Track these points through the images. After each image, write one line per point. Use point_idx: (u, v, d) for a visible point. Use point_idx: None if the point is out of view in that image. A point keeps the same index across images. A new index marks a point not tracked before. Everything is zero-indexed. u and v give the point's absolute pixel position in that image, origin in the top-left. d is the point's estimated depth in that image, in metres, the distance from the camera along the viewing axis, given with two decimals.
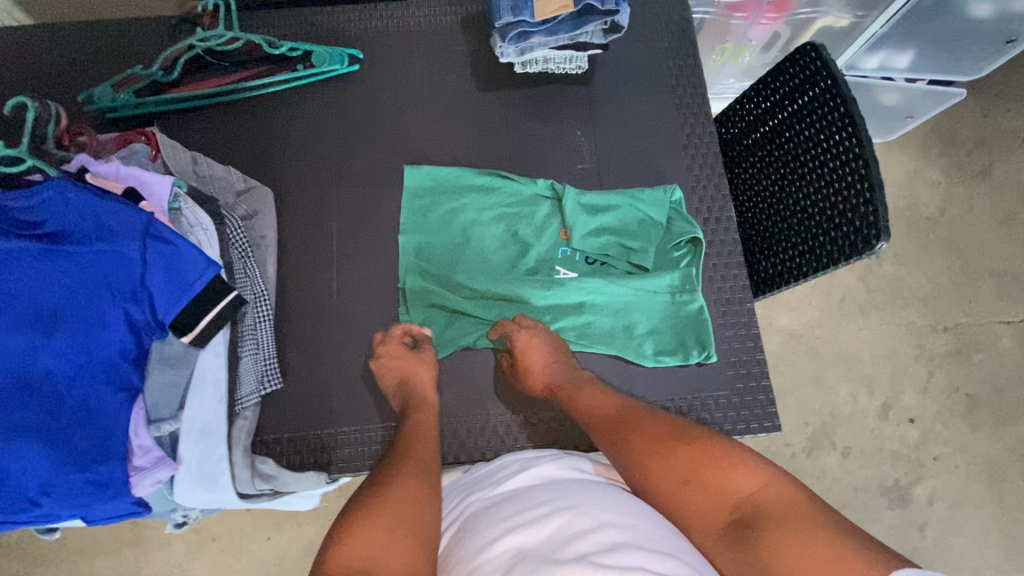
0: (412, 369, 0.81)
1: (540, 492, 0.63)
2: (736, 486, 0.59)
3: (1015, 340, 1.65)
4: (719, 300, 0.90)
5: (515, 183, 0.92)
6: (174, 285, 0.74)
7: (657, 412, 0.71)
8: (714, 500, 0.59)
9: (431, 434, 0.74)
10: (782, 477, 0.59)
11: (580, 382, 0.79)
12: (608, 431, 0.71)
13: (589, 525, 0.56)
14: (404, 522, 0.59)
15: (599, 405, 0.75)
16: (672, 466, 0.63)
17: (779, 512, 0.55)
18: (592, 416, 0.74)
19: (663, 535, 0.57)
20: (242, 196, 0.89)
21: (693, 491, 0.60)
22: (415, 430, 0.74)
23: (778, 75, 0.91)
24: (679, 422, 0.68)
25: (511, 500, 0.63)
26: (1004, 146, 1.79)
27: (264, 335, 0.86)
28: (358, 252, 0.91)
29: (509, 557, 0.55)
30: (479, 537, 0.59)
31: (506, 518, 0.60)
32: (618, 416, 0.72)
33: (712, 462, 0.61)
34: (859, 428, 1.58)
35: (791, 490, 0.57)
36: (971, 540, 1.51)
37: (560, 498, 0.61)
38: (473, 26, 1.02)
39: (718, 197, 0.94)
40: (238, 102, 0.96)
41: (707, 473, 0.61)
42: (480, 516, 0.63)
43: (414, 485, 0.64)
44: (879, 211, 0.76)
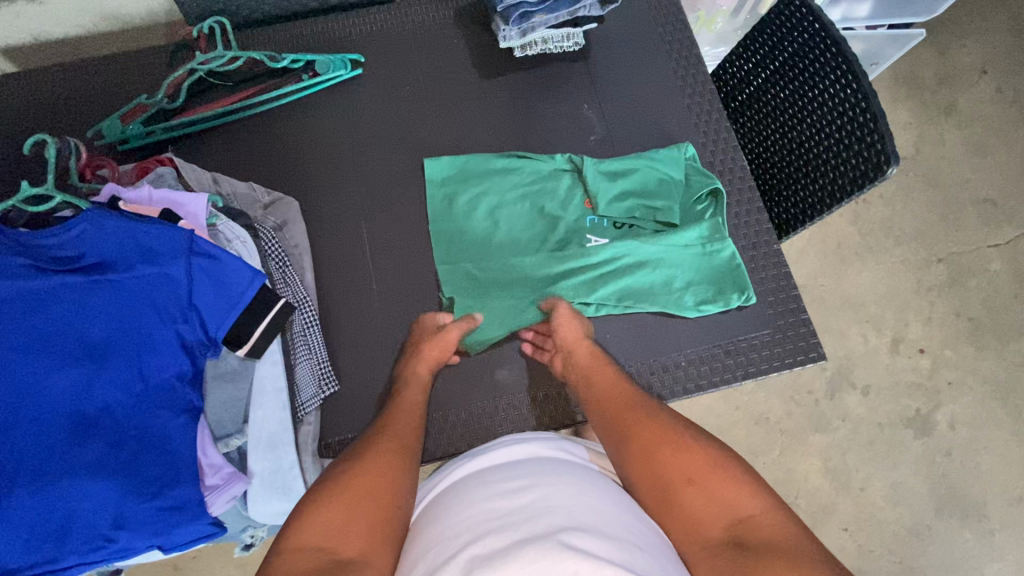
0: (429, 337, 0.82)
1: (521, 467, 0.63)
2: (737, 502, 0.57)
3: (1005, 262, 1.73)
4: (746, 246, 0.93)
5: (533, 160, 0.94)
6: (222, 299, 0.74)
7: (665, 407, 0.68)
8: (711, 512, 0.57)
9: (416, 413, 0.71)
10: (780, 508, 0.57)
11: (597, 364, 0.77)
12: (613, 415, 0.69)
13: (563, 502, 0.55)
14: (373, 492, 0.58)
15: (607, 388, 0.73)
16: (677, 465, 0.61)
17: (776, 540, 0.54)
18: (602, 396, 0.72)
19: (635, 529, 0.56)
20: (269, 209, 0.89)
21: (692, 494, 0.59)
22: (408, 402, 0.73)
23: (765, 28, 0.95)
24: (684, 421, 0.66)
25: (492, 473, 0.63)
26: (965, 81, 1.88)
27: (315, 340, 0.86)
28: (393, 249, 0.92)
29: (478, 522, 0.54)
30: (452, 508, 0.59)
31: (485, 489, 0.59)
32: (623, 401, 0.70)
33: (718, 473, 0.59)
34: (874, 365, 1.64)
35: (787, 521, 0.56)
36: (996, 456, 1.57)
37: (540, 475, 0.60)
38: (466, 19, 1.04)
39: (729, 150, 0.98)
40: (248, 120, 0.97)
41: (712, 480, 0.59)
42: (457, 488, 0.63)
43: (391, 456, 0.62)
44: (885, 139, 0.80)
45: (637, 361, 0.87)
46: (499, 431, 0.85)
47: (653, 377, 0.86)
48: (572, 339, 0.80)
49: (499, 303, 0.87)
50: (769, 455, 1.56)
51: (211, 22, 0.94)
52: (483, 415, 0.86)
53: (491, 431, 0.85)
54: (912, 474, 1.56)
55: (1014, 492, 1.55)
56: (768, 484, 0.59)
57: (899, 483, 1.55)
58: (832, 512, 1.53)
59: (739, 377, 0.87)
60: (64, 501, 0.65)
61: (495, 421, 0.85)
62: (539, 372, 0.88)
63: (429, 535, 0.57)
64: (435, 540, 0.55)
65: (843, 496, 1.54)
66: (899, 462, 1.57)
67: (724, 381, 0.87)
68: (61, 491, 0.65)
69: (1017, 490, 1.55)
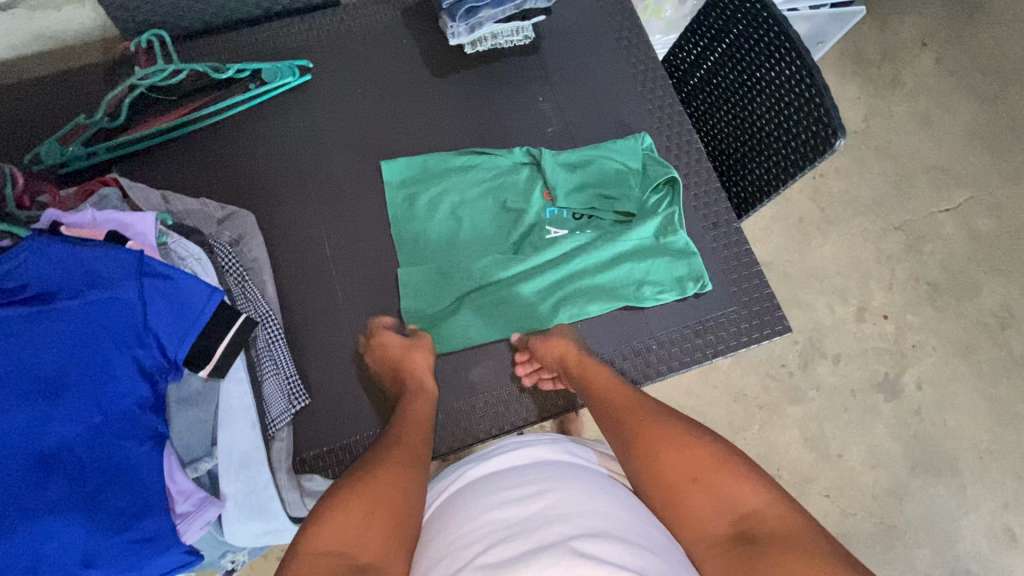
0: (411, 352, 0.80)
1: (526, 473, 0.64)
2: (743, 499, 0.58)
3: (956, 226, 1.80)
4: (707, 226, 0.94)
5: (492, 156, 0.94)
6: (179, 319, 0.71)
7: (664, 407, 0.70)
8: (718, 508, 0.59)
9: (425, 420, 0.71)
10: (788, 503, 0.58)
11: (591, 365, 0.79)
12: (617, 418, 0.70)
13: (574, 508, 0.57)
14: (386, 502, 0.56)
15: (609, 393, 0.74)
16: (681, 466, 0.62)
17: (783, 531, 0.55)
18: (602, 401, 0.73)
19: (645, 533, 0.57)
20: (224, 223, 0.87)
21: (697, 493, 0.60)
22: (414, 413, 0.72)
23: (710, 11, 0.97)
24: (688, 423, 0.68)
25: (497, 480, 0.64)
26: (907, 54, 1.96)
27: (281, 354, 0.83)
28: (356, 255, 0.90)
29: (491, 531, 0.55)
30: (461, 516, 0.60)
31: (495, 495, 0.61)
32: (626, 404, 0.71)
33: (724, 471, 0.61)
34: (842, 334, 1.69)
35: (793, 515, 0.57)
36: (963, 412, 1.64)
37: (548, 481, 0.62)
38: (415, 17, 1.03)
39: (684, 132, 0.99)
40: (195, 134, 0.94)
41: (717, 478, 0.60)
42: (463, 496, 0.64)
43: (398, 466, 0.61)
44: (831, 112, 0.82)
45: (608, 345, 0.87)
46: (477, 428, 0.83)
47: (627, 362, 0.86)
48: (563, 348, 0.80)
49: (459, 304, 0.87)
50: (750, 430, 1.59)
51: (149, 36, 0.93)
52: (461, 414, 0.84)
53: (470, 431, 0.83)
54: (886, 437, 1.61)
55: (982, 445, 1.61)
56: (774, 482, 0.60)
57: (873, 446, 1.60)
58: (814, 480, 1.57)
59: (709, 355, 0.87)
60: (21, 547, 0.58)
61: (473, 421, 0.84)
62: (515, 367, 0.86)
63: (440, 542, 0.58)
64: (445, 550, 0.56)
65: (823, 464, 1.58)
66: (873, 426, 1.62)
67: (696, 360, 0.87)
68: (16, 537, 0.58)
69: (984, 443, 1.62)
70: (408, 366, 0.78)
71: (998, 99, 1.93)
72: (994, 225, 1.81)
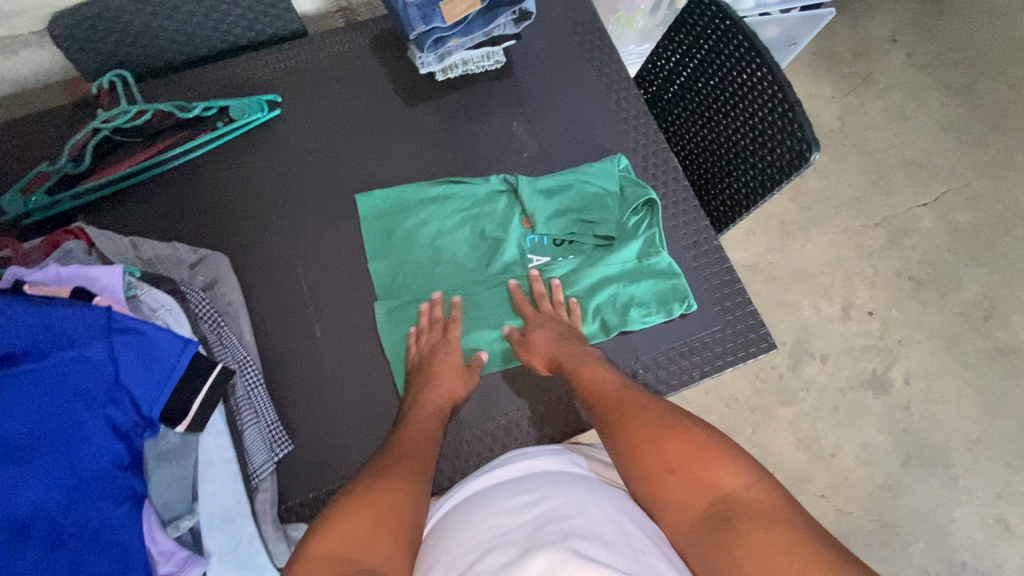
0: (441, 348, 0.82)
1: (525, 482, 0.66)
2: (720, 483, 0.58)
3: (935, 219, 1.82)
4: (688, 245, 0.93)
5: (469, 185, 0.93)
6: (154, 375, 0.67)
7: (652, 399, 0.71)
8: (694, 494, 0.59)
9: (430, 429, 0.74)
10: (765, 482, 0.58)
11: (584, 358, 0.80)
12: (603, 411, 0.72)
13: (569, 511, 0.58)
14: (390, 512, 0.58)
15: (597, 386, 0.76)
16: (659, 455, 0.63)
17: (756, 514, 0.55)
18: (590, 395, 0.75)
19: (639, 534, 0.58)
20: (197, 267, 0.85)
21: (674, 482, 0.60)
22: (418, 428, 0.74)
23: (681, 27, 0.98)
24: (672, 409, 0.68)
25: (497, 490, 0.65)
26: (878, 52, 1.99)
27: (261, 401, 0.81)
28: (334, 292, 0.88)
29: (489, 537, 0.57)
30: (459, 525, 0.61)
31: (493, 503, 0.62)
32: (613, 399, 0.73)
33: (701, 457, 0.61)
34: (829, 333, 1.70)
35: (771, 494, 0.57)
36: (951, 404, 1.65)
37: (543, 488, 0.63)
38: (384, 46, 1.02)
39: (660, 151, 0.98)
40: (162, 176, 0.91)
41: (693, 466, 0.61)
42: (461, 507, 0.65)
43: (401, 478, 0.63)
44: (804, 126, 0.82)
45: None
46: (466, 465, 0.81)
47: None
48: (550, 350, 0.82)
49: None
50: (743, 435, 1.60)
51: (111, 77, 0.90)
52: (448, 452, 0.82)
53: (459, 468, 0.81)
54: (878, 433, 1.62)
55: (972, 436, 1.63)
56: (755, 463, 0.60)
57: (866, 443, 1.61)
58: (808, 481, 1.58)
59: (696, 377, 0.86)
60: None
61: (461, 458, 0.81)
62: (501, 397, 0.85)
63: (439, 552, 0.59)
64: (444, 559, 0.57)
65: (817, 464, 1.59)
66: (865, 423, 1.63)
67: (683, 383, 0.86)
68: None
69: (973, 434, 1.63)
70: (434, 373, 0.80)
71: (970, 92, 1.96)
72: (973, 217, 1.83)
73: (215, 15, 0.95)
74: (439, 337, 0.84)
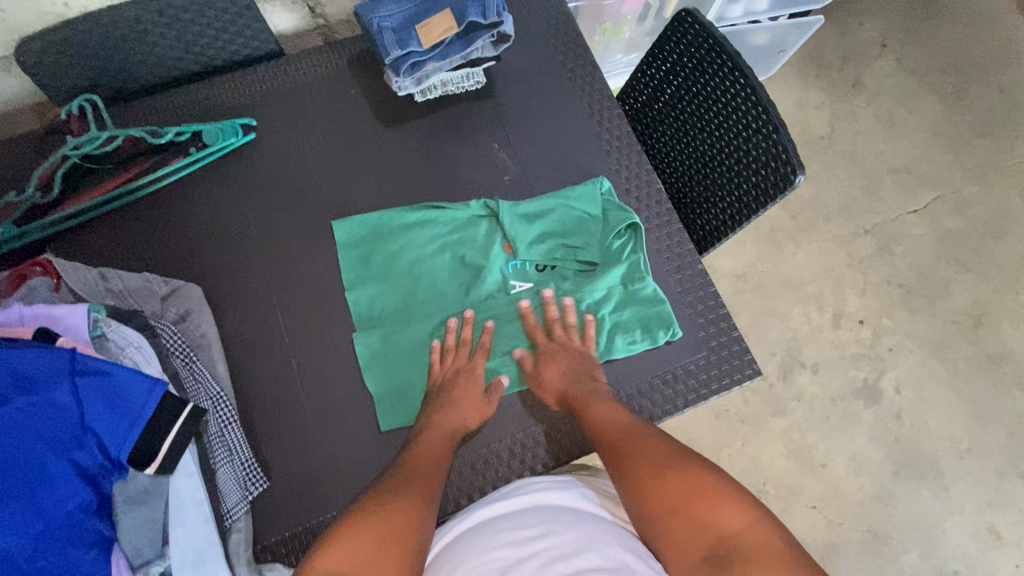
0: (465, 369, 0.82)
1: (532, 515, 0.67)
2: (723, 522, 0.62)
3: (925, 226, 1.81)
4: (671, 269, 0.92)
5: (448, 210, 0.91)
6: (119, 417, 0.64)
7: (662, 435, 0.74)
8: (697, 534, 0.62)
9: (439, 450, 0.75)
10: (768, 523, 0.61)
11: (592, 396, 0.80)
12: (612, 443, 0.74)
13: (574, 549, 0.60)
14: (395, 533, 0.62)
15: (605, 420, 0.77)
16: (666, 491, 0.66)
17: (757, 554, 0.58)
18: (598, 427, 0.77)
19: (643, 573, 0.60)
20: (169, 300, 0.82)
21: (678, 518, 0.64)
22: (425, 451, 0.75)
23: (664, 44, 0.96)
24: (681, 449, 0.72)
25: (504, 520, 0.68)
26: (868, 57, 1.98)
27: (235, 438, 0.79)
28: (310, 322, 0.86)
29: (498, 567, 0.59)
30: (466, 553, 0.64)
31: (501, 533, 0.65)
32: (622, 431, 0.75)
33: (704, 497, 0.64)
34: (820, 342, 1.69)
35: (773, 536, 0.60)
36: (941, 413, 1.65)
37: (550, 522, 0.65)
38: (361, 66, 1.00)
39: (643, 172, 0.96)
40: (134, 204, 0.89)
41: (696, 505, 0.64)
42: (468, 535, 0.68)
43: (408, 500, 0.67)
44: (789, 150, 0.81)
45: None
46: (444, 503, 0.78)
47: None
48: (559, 386, 0.82)
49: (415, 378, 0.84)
50: (734, 446, 1.59)
51: (80, 102, 0.88)
52: None
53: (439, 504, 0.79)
54: (869, 443, 1.62)
55: (962, 444, 1.63)
56: (758, 505, 0.63)
57: (857, 452, 1.61)
58: (799, 492, 1.57)
59: (680, 406, 0.85)
60: None
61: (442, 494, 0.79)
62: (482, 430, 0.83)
63: None
64: None
65: (808, 475, 1.58)
66: (856, 433, 1.62)
67: (668, 412, 0.85)
68: None
69: (963, 442, 1.63)
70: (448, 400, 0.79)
71: (958, 96, 1.95)
72: (962, 223, 1.82)
73: (187, 37, 0.93)
74: (464, 359, 0.83)
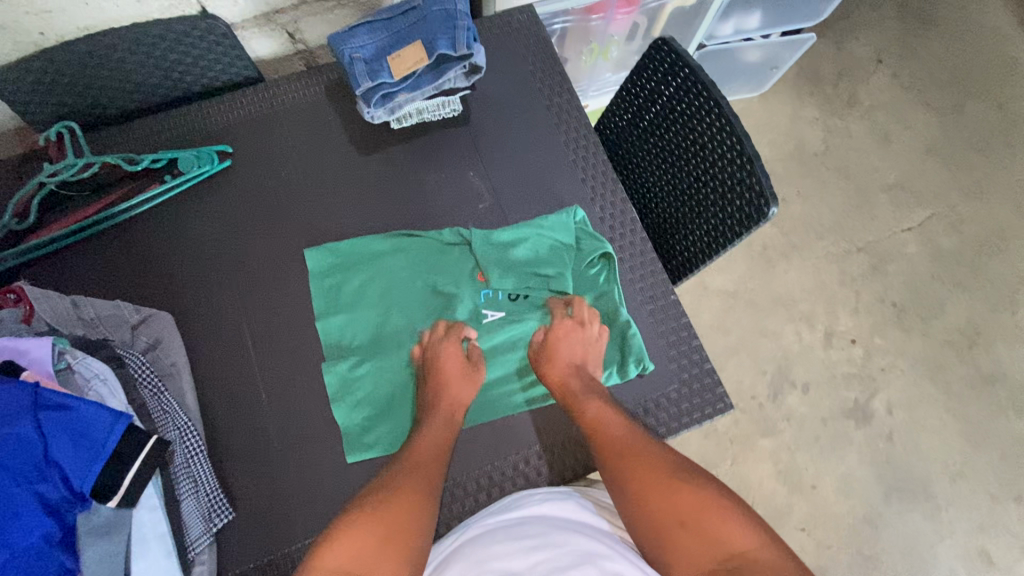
0: (445, 352, 0.82)
1: (532, 526, 0.68)
2: (730, 540, 0.63)
3: (919, 244, 1.80)
4: (645, 300, 0.91)
5: (421, 238, 0.91)
6: (82, 449, 0.64)
7: (663, 447, 0.74)
8: (705, 548, 0.63)
9: (443, 439, 0.77)
10: (771, 541, 0.63)
11: (590, 394, 0.80)
12: (617, 452, 0.74)
13: (573, 563, 0.61)
14: (395, 528, 0.66)
15: (609, 425, 0.77)
16: (671, 509, 0.67)
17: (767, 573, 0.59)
18: (602, 435, 0.76)
19: None
20: (140, 328, 0.83)
21: (684, 534, 0.65)
22: (430, 436, 0.77)
23: (642, 72, 0.96)
24: (684, 464, 0.72)
25: (504, 530, 0.68)
26: (863, 72, 1.97)
27: (201, 469, 0.79)
28: (280, 352, 0.86)
29: None
30: (467, 563, 0.64)
31: (502, 545, 0.65)
32: (625, 440, 0.75)
33: (712, 511, 0.65)
34: (811, 361, 1.68)
35: (776, 553, 0.61)
36: (933, 434, 1.63)
37: (550, 534, 0.66)
38: (339, 92, 1.00)
39: (619, 201, 0.96)
40: (111, 231, 0.90)
41: (706, 521, 0.65)
42: (468, 545, 0.68)
43: (409, 493, 0.70)
44: (763, 182, 0.80)
45: (546, 434, 0.84)
46: None
47: (568, 452, 0.83)
48: (564, 374, 0.81)
49: (386, 408, 0.83)
50: (722, 466, 1.58)
51: (58, 129, 0.89)
52: None
53: None
54: (859, 464, 1.60)
55: (954, 466, 1.60)
56: (762, 522, 0.65)
57: (846, 473, 1.59)
58: (788, 513, 1.55)
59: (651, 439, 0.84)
60: None
61: None
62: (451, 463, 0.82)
63: None
64: None
65: (797, 496, 1.56)
66: (845, 453, 1.60)
67: None
68: None
69: (955, 464, 1.60)
70: (443, 383, 0.80)
71: (955, 112, 1.93)
72: (957, 241, 1.80)
73: (165, 65, 0.94)
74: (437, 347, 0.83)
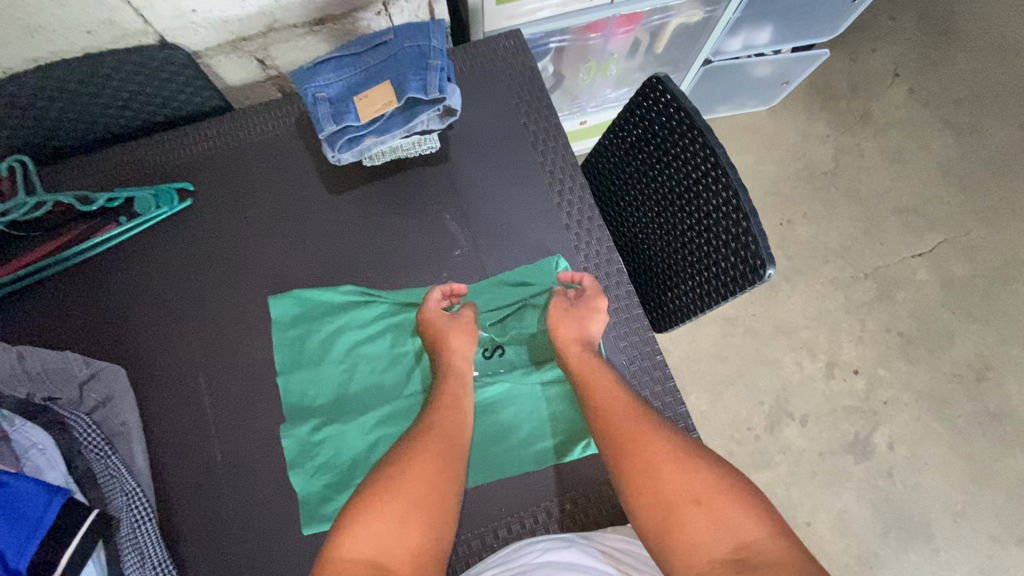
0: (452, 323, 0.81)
1: None
2: (741, 527, 0.58)
3: (929, 271, 1.71)
4: (628, 359, 0.85)
5: (391, 291, 0.86)
6: (13, 525, 0.60)
7: (668, 425, 0.69)
8: (713, 534, 0.58)
9: (461, 403, 0.75)
10: (785, 534, 0.58)
11: (596, 367, 0.76)
12: (622, 424, 0.69)
13: None
14: (418, 504, 0.63)
15: (609, 399, 0.72)
16: (681, 488, 0.62)
17: (778, 564, 0.54)
18: (608, 405, 0.71)
19: None
20: (90, 384, 0.78)
21: (693, 514, 0.60)
22: (448, 398, 0.75)
23: (634, 111, 0.89)
24: (693, 445, 0.67)
25: None
26: (879, 87, 1.87)
27: (149, 539, 0.72)
28: (235, 410, 0.81)
29: None
30: None
31: None
32: (631, 416, 0.70)
33: (724, 497, 0.60)
34: (810, 393, 1.61)
35: (788, 546, 0.57)
36: (937, 473, 1.55)
37: None
38: (310, 124, 0.94)
39: (605, 249, 0.90)
40: (64, 272, 0.85)
41: (717, 503, 0.60)
42: None
43: (427, 461, 0.66)
44: (758, 241, 0.73)
45: (517, 506, 0.77)
46: None
47: (540, 527, 0.76)
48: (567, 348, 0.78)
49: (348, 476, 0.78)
50: None
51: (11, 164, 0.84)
52: None
53: None
54: (857, 502, 1.52)
55: (956, 507, 1.52)
56: (775, 514, 0.60)
57: (843, 512, 1.51)
58: None
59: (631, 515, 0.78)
60: None
61: None
62: None
63: None
64: None
65: None
66: (843, 490, 1.53)
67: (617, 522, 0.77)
68: None
69: (958, 504, 1.52)
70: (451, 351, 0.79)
71: (973, 131, 1.84)
72: (970, 269, 1.72)
73: (124, 95, 0.88)
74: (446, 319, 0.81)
